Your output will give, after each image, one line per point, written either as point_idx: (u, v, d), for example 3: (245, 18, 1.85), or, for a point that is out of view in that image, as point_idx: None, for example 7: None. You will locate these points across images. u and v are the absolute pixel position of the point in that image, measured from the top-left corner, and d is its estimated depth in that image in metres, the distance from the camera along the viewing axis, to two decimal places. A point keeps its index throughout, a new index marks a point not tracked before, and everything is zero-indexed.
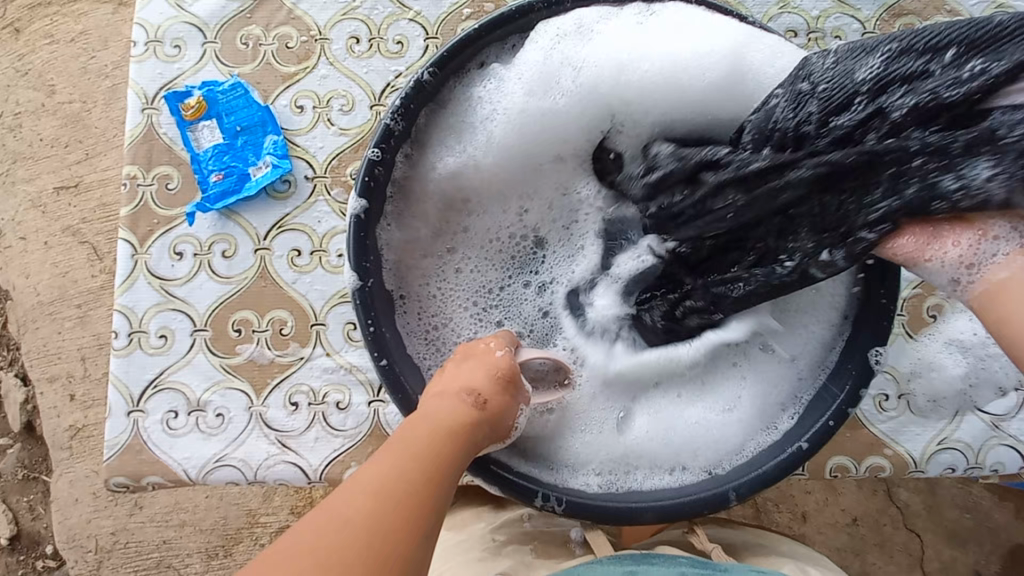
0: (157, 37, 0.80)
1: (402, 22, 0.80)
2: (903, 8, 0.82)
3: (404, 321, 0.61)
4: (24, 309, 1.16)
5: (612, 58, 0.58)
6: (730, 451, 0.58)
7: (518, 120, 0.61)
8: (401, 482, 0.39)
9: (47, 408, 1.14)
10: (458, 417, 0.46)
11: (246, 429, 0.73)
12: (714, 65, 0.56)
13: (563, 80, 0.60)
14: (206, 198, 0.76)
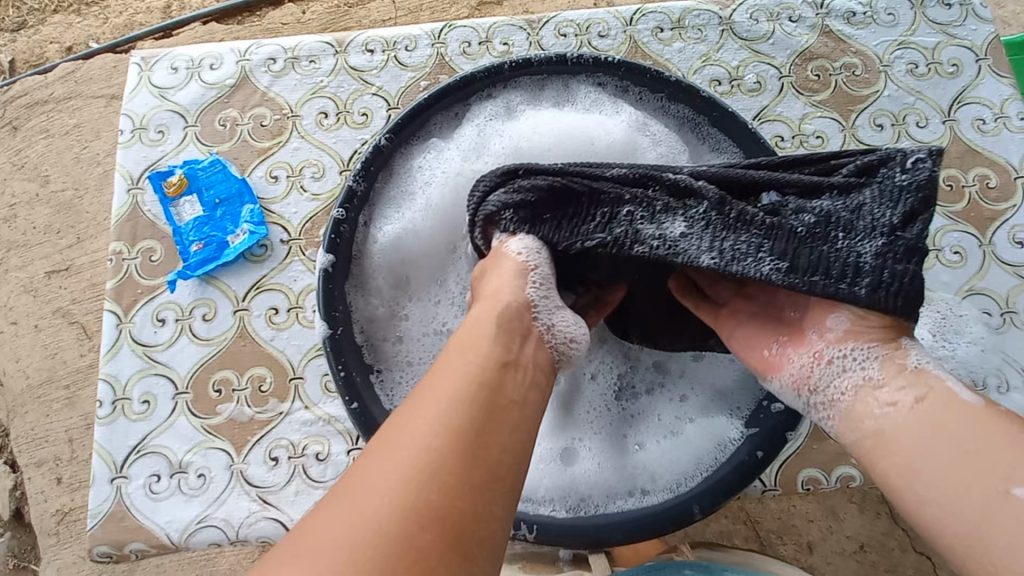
0: (142, 125, 0.88)
1: (366, 97, 0.88)
2: (813, 52, 0.92)
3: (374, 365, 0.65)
4: (13, 394, 1.18)
5: (537, 135, 0.69)
6: (681, 465, 0.61)
7: (457, 183, 0.70)
8: (465, 480, 0.40)
9: (35, 493, 1.13)
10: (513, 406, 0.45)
11: (227, 487, 0.74)
12: (617, 143, 0.69)
13: (494, 149, 0.70)
14: (187, 266, 0.81)
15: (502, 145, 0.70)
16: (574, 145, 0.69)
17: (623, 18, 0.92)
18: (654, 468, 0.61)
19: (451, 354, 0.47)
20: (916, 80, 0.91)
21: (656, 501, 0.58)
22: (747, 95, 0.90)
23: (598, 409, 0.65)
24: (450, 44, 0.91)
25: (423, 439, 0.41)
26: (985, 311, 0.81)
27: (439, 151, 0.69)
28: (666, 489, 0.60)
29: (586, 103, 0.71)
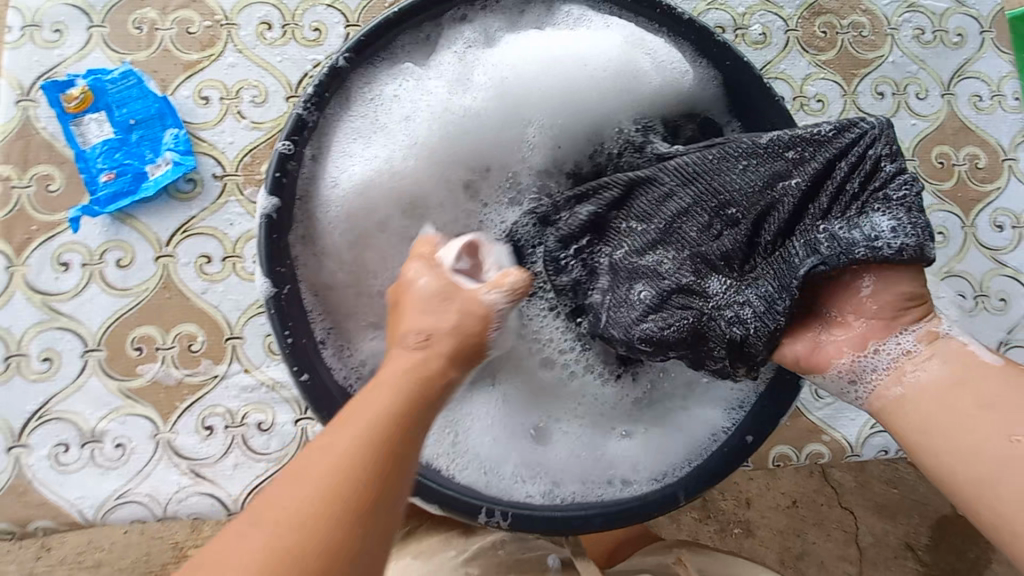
0: (35, 21, 0.71)
1: (320, 8, 0.74)
2: (822, 6, 0.84)
3: (335, 328, 0.56)
4: None
5: (523, 58, 0.58)
6: (665, 452, 0.56)
7: (434, 120, 0.58)
8: (354, 465, 0.32)
9: None
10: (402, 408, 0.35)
11: (152, 460, 0.65)
12: (614, 70, 0.59)
13: (478, 81, 0.58)
14: (96, 201, 0.67)
15: (482, 78, 0.58)
16: (567, 72, 0.58)
17: None
18: (627, 456, 0.56)
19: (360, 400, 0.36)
20: (920, 47, 0.85)
21: (638, 490, 0.54)
22: (750, 48, 0.82)
23: (571, 377, 0.58)
24: None
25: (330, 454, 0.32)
26: (999, 221, 0.83)
27: (413, 80, 0.58)
28: (646, 476, 0.56)
29: (571, 25, 0.60)
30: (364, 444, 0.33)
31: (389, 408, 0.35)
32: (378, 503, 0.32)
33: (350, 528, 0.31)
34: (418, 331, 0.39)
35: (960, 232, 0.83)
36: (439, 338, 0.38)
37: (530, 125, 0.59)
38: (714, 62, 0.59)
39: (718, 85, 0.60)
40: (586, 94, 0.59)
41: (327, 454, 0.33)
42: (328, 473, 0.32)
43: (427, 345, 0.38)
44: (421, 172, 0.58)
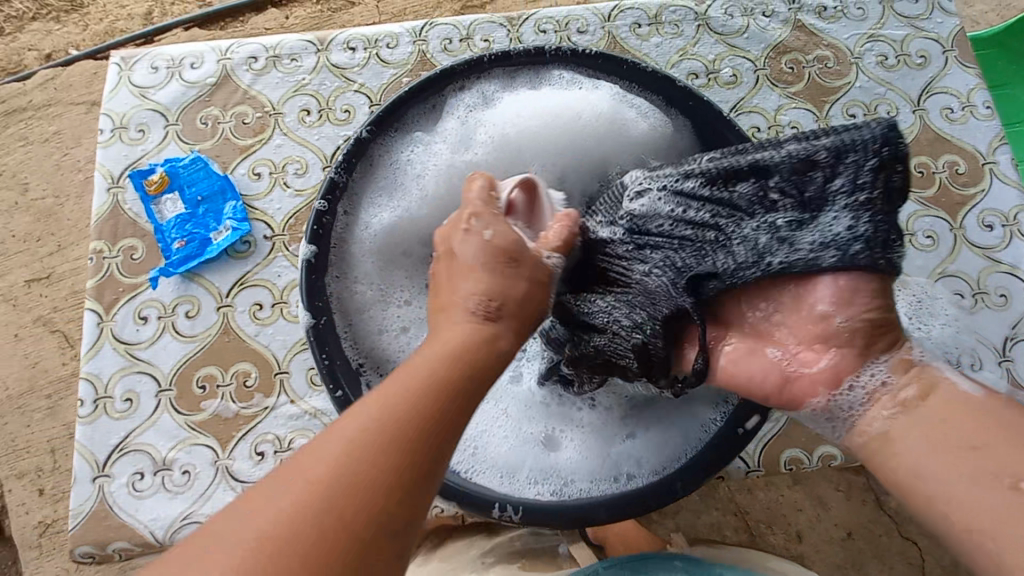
0: (123, 123, 0.88)
1: (348, 94, 0.89)
2: (787, 44, 0.94)
3: (363, 353, 0.64)
4: None
5: (519, 120, 0.71)
6: (662, 449, 0.62)
7: (449, 174, 0.70)
8: (378, 450, 0.36)
9: (15, 507, 1.12)
10: (462, 353, 0.42)
11: (212, 484, 0.74)
12: (598, 122, 0.70)
13: (481, 138, 0.71)
14: (170, 263, 0.81)
15: (485, 136, 0.71)
16: (559, 127, 0.71)
17: (602, 14, 0.94)
18: (630, 455, 0.62)
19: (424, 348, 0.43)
20: (886, 71, 0.93)
21: (638, 485, 0.59)
22: (724, 88, 0.92)
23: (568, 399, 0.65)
24: (431, 41, 0.92)
25: (354, 437, 0.36)
26: (988, 221, 0.87)
27: (426, 145, 0.70)
28: (648, 471, 0.60)
29: (559, 87, 0.72)
30: (477, 362, 0.41)
31: (457, 345, 0.42)
32: (456, 422, 0.39)
33: (410, 457, 0.36)
34: (492, 267, 0.46)
35: (953, 234, 0.86)
36: (493, 295, 0.45)
37: (529, 169, 0.70)
38: (679, 106, 0.69)
39: (692, 129, 0.69)
40: (574, 145, 0.70)
41: (388, 395, 0.38)
42: (427, 384, 0.39)
43: (495, 308, 0.45)
44: (435, 218, 0.69)
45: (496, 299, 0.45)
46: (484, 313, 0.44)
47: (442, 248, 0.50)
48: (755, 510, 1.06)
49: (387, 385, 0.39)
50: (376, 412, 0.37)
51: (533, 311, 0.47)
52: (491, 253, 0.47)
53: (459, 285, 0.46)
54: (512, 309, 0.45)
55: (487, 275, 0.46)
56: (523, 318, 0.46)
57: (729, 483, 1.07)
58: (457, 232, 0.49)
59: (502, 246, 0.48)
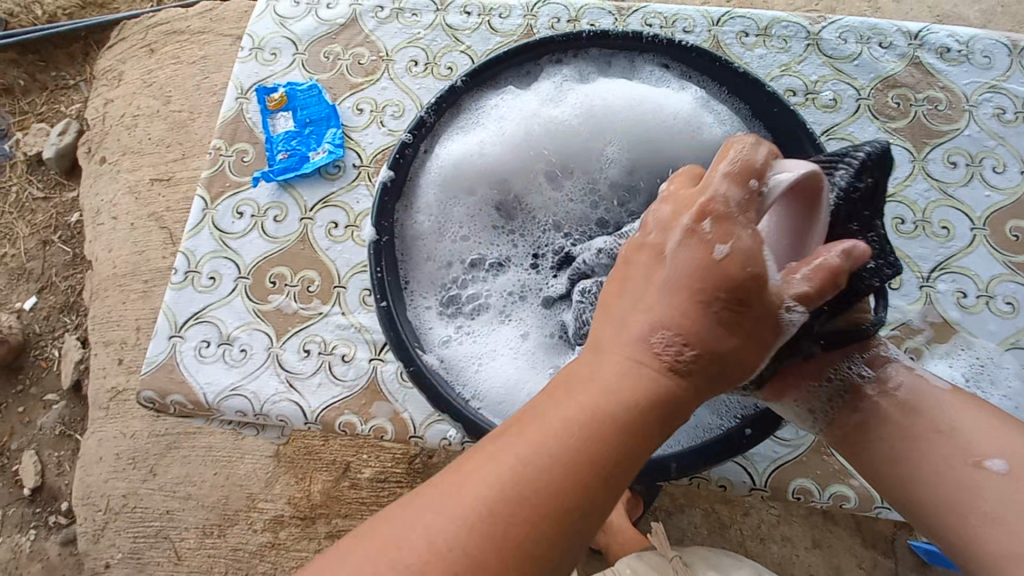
0: (260, 45, 1.00)
1: (454, 53, 0.96)
2: (898, 80, 0.91)
3: (410, 270, 0.72)
4: (101, 278, 1.36)
5: (602, 100, 0.74)
6: (657, 434, 0.65)
7: (526, 128, 0.75)
8: (565, 478, 0.38)
9: (98, 369, 1.30)
10: (640, 386, 0.41)
11: (261, 366, 0.83)
12: (681, 115, 0.72)
13: (570, 106, 0.74)
14: (271, 170, 0.92)
15: (574, 104, 0.74)
16: (640, 115, 0.73)
17: (710, 19, 0.95)
18: None
19: (575, 377, 0.42)
20: (1002, 125, 0.88)
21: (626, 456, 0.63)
22: (820, 111, 0.90)
23: None
24: (540, 18, 0.97)
25: (557, 473, 0.38)
26: None
27: (516, 97, 0.76)
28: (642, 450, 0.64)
29: (650, 80, 0.76)
30: (645, 412, 0.40)
31: (617, 379, 0.41)
32: (615, 472, 0.39)
33: (570, 496, 0.38)
34: None
35: None
36: (683, 332, 0.41)
37: (602, 148, 0.74)
38: (765, 109, 0.69)
39: (773, 140, 0.69)
40: (650, 132, 0.73)
41: (540, 433, 0.39)
42: (591, 426, 0.39)
43: (686, 355, 0.41)
44: (504, 170, 0.76)
45: (691, 342, 0.41)
46: (667, 360, 0.41)
47: (650, 241, 0.45)
48: (766, 562, 1.02)
49: (530, 420, 0.41)
50: (534, 439, 0.39)
51: (740, 363, 0.43)
52: (712, 278, 0.41)
53: (619, 304, 0.44)
54: (709, 363, 0.41)
55: (683, 303, 0.42)
56: (717, 373, 0.42)
57: (743, 526, 1.04)
58: (645, 251, 0.45)
59: (736, 283, 0.41)
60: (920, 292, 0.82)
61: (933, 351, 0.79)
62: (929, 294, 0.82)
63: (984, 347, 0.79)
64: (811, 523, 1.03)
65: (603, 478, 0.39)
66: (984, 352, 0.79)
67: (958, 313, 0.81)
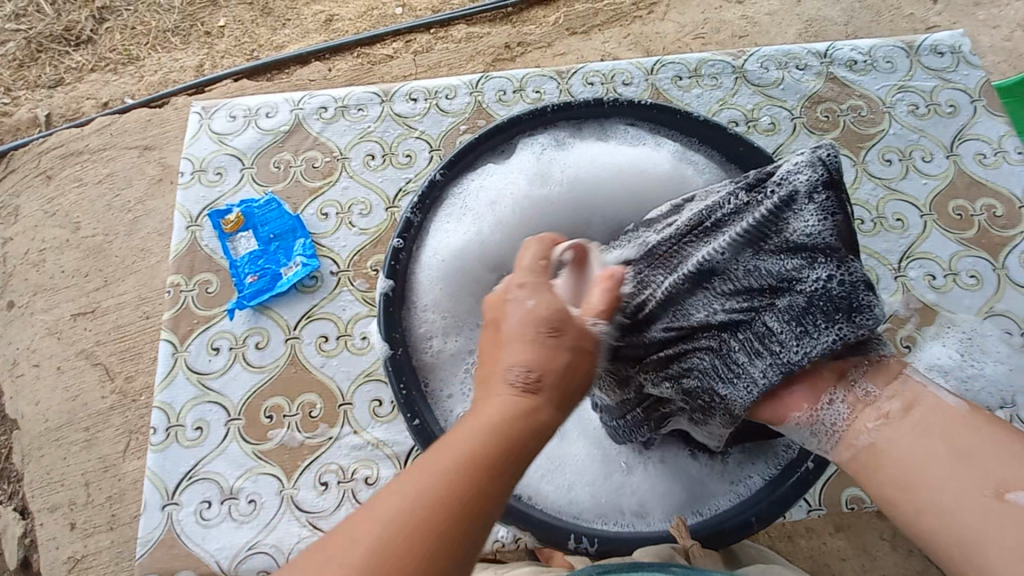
0: (202, 166, 0.94)
1: (410, 140, 0.95)
2: (821, 95, 0.99)
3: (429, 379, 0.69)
4: (31, 437, 1.20)
5: (592, 167, 0.76)
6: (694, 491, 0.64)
7: (519, 204, 0.76)
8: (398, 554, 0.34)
9: (45, 541, 1.12)
10: (511, 427, 0.40)
11: (277, 513, 0.75)
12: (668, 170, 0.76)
13: (555, 175, 0.76)
14: (243, 296, 0.85)
15: (560, 172, 0.76)
16: (628, 175, 0.75)
17: (645, 68, 1.00)
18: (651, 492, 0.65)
19: (450, 439, 0.40)
20: (918, 120, 0.98)
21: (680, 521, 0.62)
22: (763, 135, 0.96)
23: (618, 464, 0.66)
24: (486, 92, 0.99)
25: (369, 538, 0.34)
26: None
27: (500, 177, 0.76)
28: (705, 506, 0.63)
29: (626, 140, 0.78)
30: (504, 439, 0.40)
31: (493, 421, 0.40)
32: (493, 480, 0.38)
33: (473, 494, 0.37)
34: (538, 338, 0.45)
35: (1002, 275, 0.88)
36: (536, 368, 0.43)
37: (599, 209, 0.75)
38: (733, 154, 0.73)
39: None
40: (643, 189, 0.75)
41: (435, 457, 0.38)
42: (448, 477, 0.37)
43: (535, 379, 0.43)
44: (508, 248, 0.74)
45: (536, 369, 0.43)
46: (524, 392, 0.43)
47: (491, 313, 0.49)
48: (799, 562, 0.97)
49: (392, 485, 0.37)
50: (375, 521, 0.35)
51: (585, 370, 0.45)
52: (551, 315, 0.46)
53: (504, 352, 0.45)
54: (554, 379, 0.43)
55: (528, 346, 0.44)
56: (566, 388, 0.44)
57: (768, 530, 0.98)
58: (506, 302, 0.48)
59: (547, 315, 0.46)
60: (896, 282, 0.88)
61: (925, 334, 0.85)
62: (904, 283, 0.88)
63: (965, 320, 0.86)
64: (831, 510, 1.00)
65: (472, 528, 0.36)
66: (968, 326, 0.85)
67: (938, 297, 0.87)
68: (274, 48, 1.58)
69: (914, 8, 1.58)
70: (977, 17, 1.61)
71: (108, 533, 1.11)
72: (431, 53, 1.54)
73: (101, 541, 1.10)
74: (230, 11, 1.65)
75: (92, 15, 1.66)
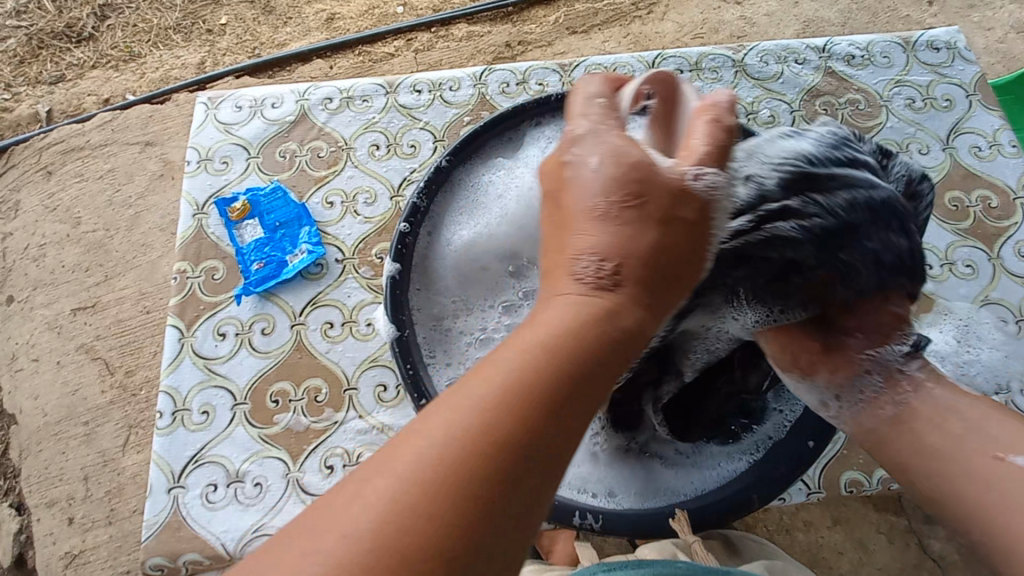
0: (208, 156, 0.95)
1: (414, 131, 0.97)
2: (819, 89, 1.01)
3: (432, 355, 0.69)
4: (30, 431, 1.20)
5: None
6: (685, 473, 0.64)
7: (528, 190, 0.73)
8: (460, 472, 0.32)
9: (43, 535, 1.12)
10: (567, 322, 0.39)
11: (282, 497, 0.76)
12: None
13: None
14: (249, 282, 0.86)
15: None
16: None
17: (645, 62, 1.02)
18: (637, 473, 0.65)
19: (527, 336, 0.39)
20: (914, 113, 0.99)
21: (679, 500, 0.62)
22: (762, 128, 0.98)
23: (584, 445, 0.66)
24: (490, 85, 1.00)
25: (423, 451, 0.33)
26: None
27: (507, 168, 0.76)
28: (689, 486, 0.63)
29: None
30: (559, 356, 0.37)
31: (547, 325, 0.38)
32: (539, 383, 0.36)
33: (519, 418, 0.34)
34: (608, 215, 0.43)
35: (998, 263, 0.90)
36: (606, 258, 0.42)
37: None
38: None
39: None
40: None
41: (502, 361, 0.37)
42: (512, 386, 0.35)
43: (610, 272, 0.41)
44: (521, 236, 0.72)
45: (610, 260, 0.42)
46: (593, 285, 0.41)
47: (553, 183, 0.47)
48: (799, 553, 0.98)
49: (439, 405, 0.36)
50: (438, 428, 0.34)
51: (674, 271, 0.44)
52: (615, 183, 0.43)
53: (569, 240, 0.44)
54: (631, 272, 0.42)
55: (597, 226, 0.43)
56: (651, 274, 0.42)
57: (767, 521, 0.99)
58: (565, 167, 0.46)
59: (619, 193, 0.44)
60: None
61: (922, 322, 0.86)
62: None
63: (961, 308, 0.87)
64: (828, 502, 1.00)
65: (521, 448, 0.34)
66: (964, 314, 0.87)
67: (935, 285, 0.88)
68: (275, 45, 1.59)
69: (910, 9, 1.60)
70: (972, 18, 1.63)
71: (106, 527, 1.11)
72: (432, 52, 1.56)
73: (101, 534, 1.11)
74: (232, 10, 1.66)
75: (93, 12, 1.67)
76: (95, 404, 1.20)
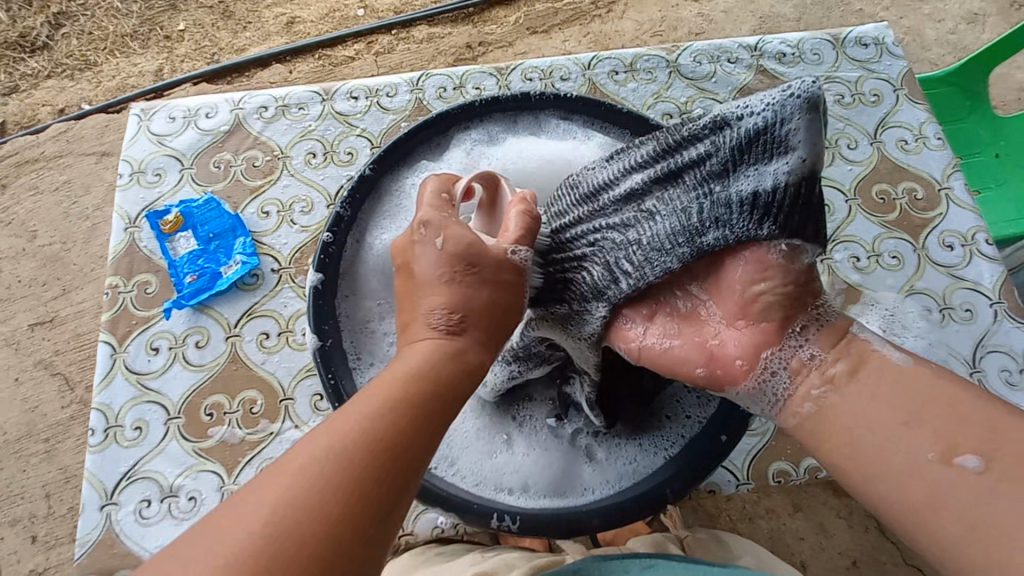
0: (141, 168, 0.94)
1: (351, 137, 0.97)
2: (751, 87, 1.02)
3: (360, 358, 0.70)
4: None
5: (520, 159, 0.77)
6: (608, 472, 0.65)
7: None
8: (305, 537, 0.34)
9: (6, 556, 1.10)
10: (409, 387, 0.42)
11: (217, 510, 0.76)
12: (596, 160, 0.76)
13: (486, 168, 0.77)
14: (182, 296, 0.85)
15: (491, 167, 0.77)
16: (556, 167, 0.76)
17: (582, 64, 1.03)
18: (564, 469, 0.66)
19: (376, 393, 0.42)
20: (843, 109, 1.02)
21: (597, 498, 0.63)
22: None
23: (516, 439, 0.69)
24: (427, 90, 1.00)
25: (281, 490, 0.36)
26: (949, 242, 0.93)
27: (433, 174, 0.78)
28: (606, 483, 0.65)
29: (559, 133, 0.80)
30: (421, 393, 0.42)
31: (415, 364, 0.44)
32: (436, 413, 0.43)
33: (366, 465, 0.38)
34: (456, 278, 0.48)
35: (924, 255, 0.92)
36: (456, 309, 0.47)
37: None
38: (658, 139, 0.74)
39: None
40: None
41: (350, 417, 0.40)
42: (352, 446, 0.38)
43: (458, 321, 0.47)
44: None
45: (458, 311, 0.47)
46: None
47: None
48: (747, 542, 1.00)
49: (310, 439, 0.39)
50: (291, 477, 0.36)
51: (506, 311, 0.50)
52: (463, 258, 0.49)
53: (420, 300, 0.48)
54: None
55: (448, 289, 0.48)
56: (491, 323, 0.49)
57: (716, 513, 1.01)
58: None
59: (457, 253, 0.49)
60: (822, 264, 0.91)
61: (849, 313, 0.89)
62: (829, 265, 0.91)
63: (887, 299, 0.90)
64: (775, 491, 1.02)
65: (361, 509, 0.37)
66: (889, 304, 0.89)
67: (862, 278, 0.91)
68: (234, 51, 1.58)
69: (863, 3, 1.63)
70: (923, 10, 1.67)
71: (69, 545, 1.10)
72: (392, 54, 1.55)
73: (65, 552, 1.10)
74: (190, 15, 1.64)
75: (47, 21, 1.64)
76: (55, 421, 1.18)
